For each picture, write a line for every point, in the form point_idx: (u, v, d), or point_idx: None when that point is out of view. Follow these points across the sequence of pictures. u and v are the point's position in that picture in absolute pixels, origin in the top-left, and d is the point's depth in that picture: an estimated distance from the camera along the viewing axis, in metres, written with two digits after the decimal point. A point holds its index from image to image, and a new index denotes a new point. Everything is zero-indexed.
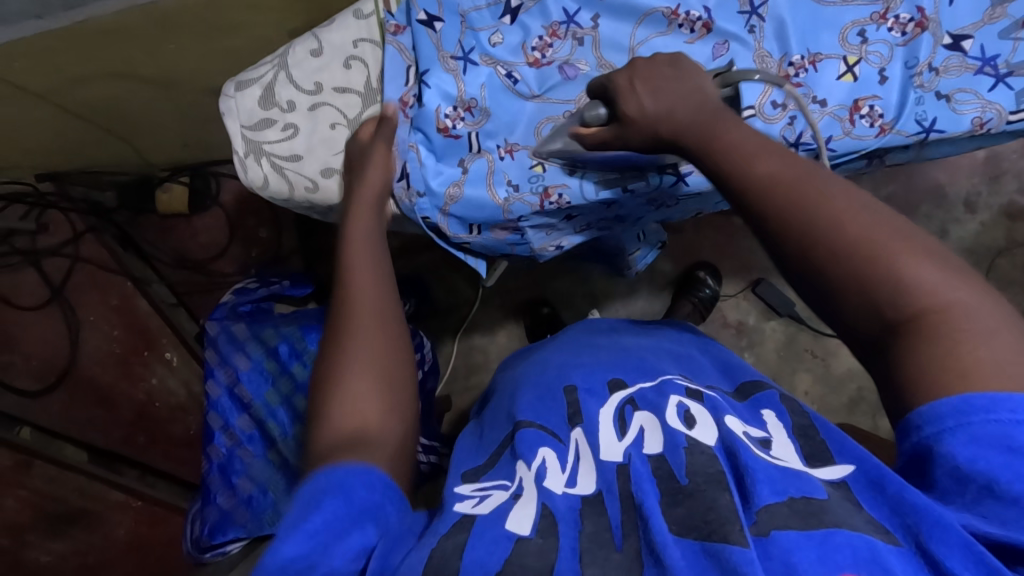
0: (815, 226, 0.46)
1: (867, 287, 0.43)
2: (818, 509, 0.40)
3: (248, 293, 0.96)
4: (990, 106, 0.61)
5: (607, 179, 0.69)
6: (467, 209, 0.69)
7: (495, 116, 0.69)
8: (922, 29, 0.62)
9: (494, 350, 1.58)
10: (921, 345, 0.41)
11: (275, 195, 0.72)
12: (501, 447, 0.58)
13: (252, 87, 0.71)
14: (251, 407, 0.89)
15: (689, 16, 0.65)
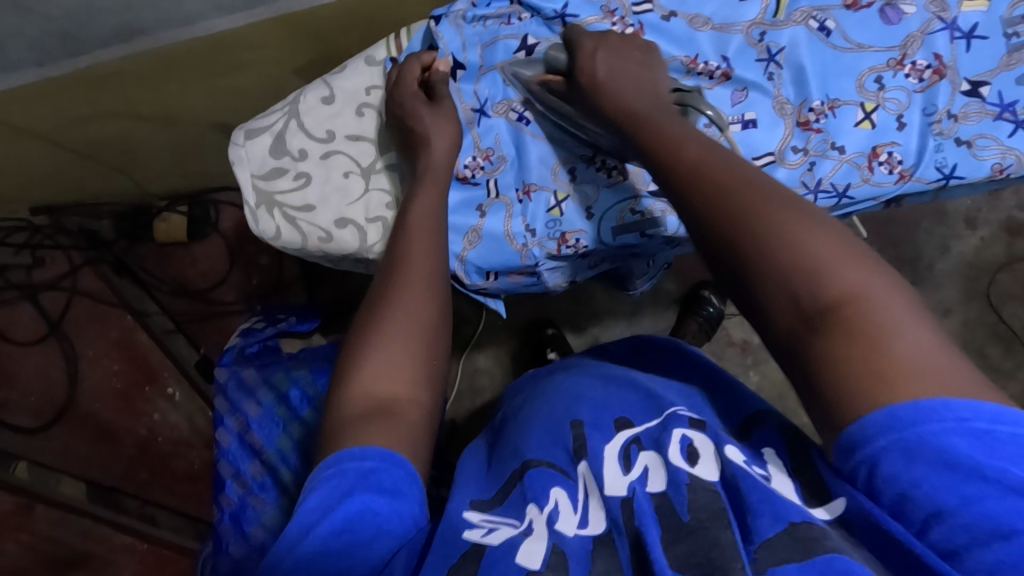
0: (731, 218, 0.46)
1: (785, 275, 0.43)
2: (819, 534, 0.38)
3: (256, 333, 0.97)
4: (1010, 152, 0.61)
5: (625, 224, 0.66)
6: (485, 255, 0.67)
7: (513, 162, 0.68)
8: (939, 76, 0.61)
9: (500, 371, 1.56)
10: (830, 334, 0.41)
11: (288, 246, 0.71)
12: (508, 484, 0.51)
13: (263, 136, 0.70)
14: (262, 453, 0.87)
15: (708, 65, 0.63)
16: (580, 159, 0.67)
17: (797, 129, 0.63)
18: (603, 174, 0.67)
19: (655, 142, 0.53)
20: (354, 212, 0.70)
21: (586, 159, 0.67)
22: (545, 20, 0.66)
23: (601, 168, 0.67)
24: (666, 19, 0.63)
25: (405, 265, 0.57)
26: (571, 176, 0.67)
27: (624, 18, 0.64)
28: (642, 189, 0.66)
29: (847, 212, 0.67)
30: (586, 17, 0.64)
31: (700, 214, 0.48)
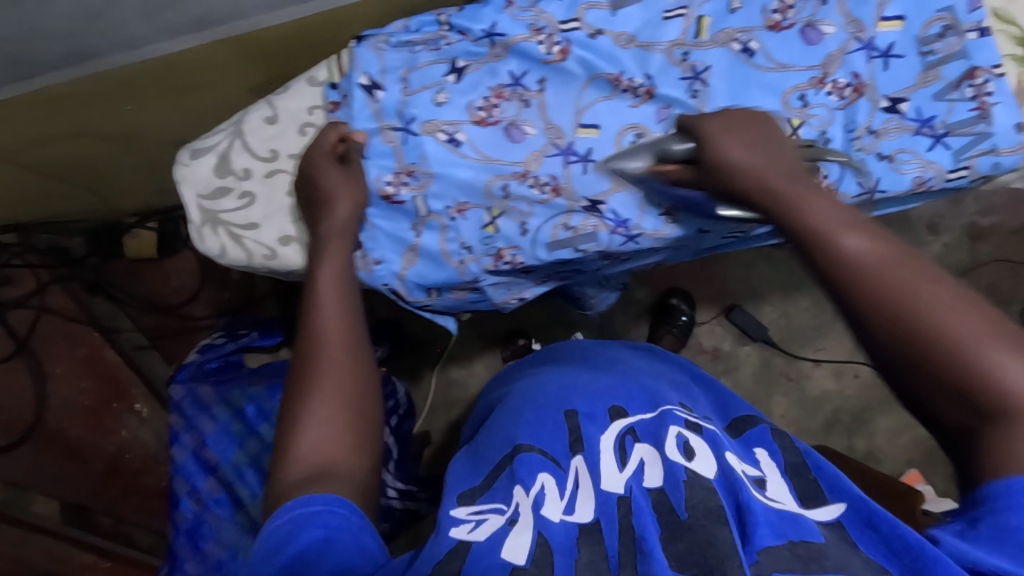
0: (864, 297, 0.48)
1: (903, 353, 0.46)
2: (819, 553, 0.41)
3: (214, 350, 0.97)
4: (929, 166, 0.64)
5: (559, 239, 0.67)
6: (423, 273, 0.69)
7: (438, 178, 0.66)
8: (858, 94, 0.64)
9: (474, 382, 1.57)
10: (953, 409, 0.44)
11: (234, 263, 0.72)
12: (498, 467, 0.55)
13: (208, 156, 0.72)
14: (218, 470, 0.89)
15: (632, 83, 0.65)
16: (512, 176, 0.66)
17: None
18: (537, 191, 0.66)
19: (796, 220, 0.54)
20: (297, 230, 0.71)
21: (518, 176, 0.66)
22: (473, 40, 0.66)
23: (534, 185, 0.66)
24: (593, 37, 0.65)
25: (324, 325, 0.58)
26: (504, 194, 0.66)
27: (551, 36, 0.65)
28: (576, 205, 0.66)
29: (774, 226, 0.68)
30: (515, 36, 0.66)
31: (838, 294, 0.50)
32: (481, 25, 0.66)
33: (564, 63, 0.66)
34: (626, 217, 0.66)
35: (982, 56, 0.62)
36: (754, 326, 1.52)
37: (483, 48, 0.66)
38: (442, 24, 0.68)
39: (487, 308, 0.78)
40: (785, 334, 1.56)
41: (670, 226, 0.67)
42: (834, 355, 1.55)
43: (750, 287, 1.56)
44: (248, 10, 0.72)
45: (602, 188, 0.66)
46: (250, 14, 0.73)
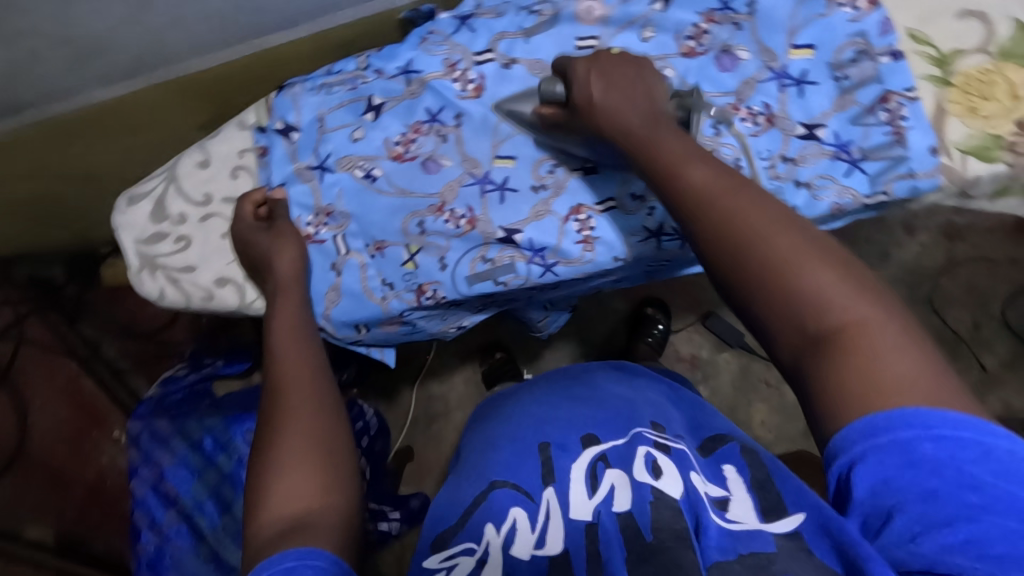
0: (726, 234, 0.47)
1: (772, 292, 0.45)
2: (766, 561, 0.42)
3: (177, 381, 1.00)
4: (847, 191, 0.65)
5: (477, 272, 0.69)
6: (347, 310, 0.71)
7: (355, 219, 0.70)
8: (769, 123, 0.66)
9: (453, 398, 1.54)
10: (803, 337, 0.43)
11: (174, 306, 0.73)
12: (466, 512, 0.52)
13: (144, 202, 0.73)
14: (177, 502, 0.91)
15: None
16: (427, 212, 0.69)
17: (634, 175, 0.67)
18: (453, 225, 0.69)
19: (672, 189, 0.51)
20: (233, 271, 0.72)
21: (433, 211, 0.69)
22: (389, 78, 0.69)
23: (449, 219, 0.69)
24: (507, 67, 0.68)
25: (283, 377, 0.58)
26: (420, 230, 0.69)
27: (465, 72, 0.68)
28: (492, 236, 0.68)
29: (697, 252, 0.69)
30: (430, 72, 0.68)
31: (718, 270, 0.48)
32: (397, 62, 0.69)
33: (479, 98, 0.68)
34: (542, 245, 0.68)
35: (895, 80, 0.64)
36: (731, 334, 1.50)
37: (402, 86, 0.69)
38: (361, 64, 0.70)
39: (423, 337, 0.80)
40: None
41: (589, 253, 0.67)
42: None
43: None
44: (176, 57, 0.76)
45: (515, 219, 0.68)
46: (178, 60, 0.77)
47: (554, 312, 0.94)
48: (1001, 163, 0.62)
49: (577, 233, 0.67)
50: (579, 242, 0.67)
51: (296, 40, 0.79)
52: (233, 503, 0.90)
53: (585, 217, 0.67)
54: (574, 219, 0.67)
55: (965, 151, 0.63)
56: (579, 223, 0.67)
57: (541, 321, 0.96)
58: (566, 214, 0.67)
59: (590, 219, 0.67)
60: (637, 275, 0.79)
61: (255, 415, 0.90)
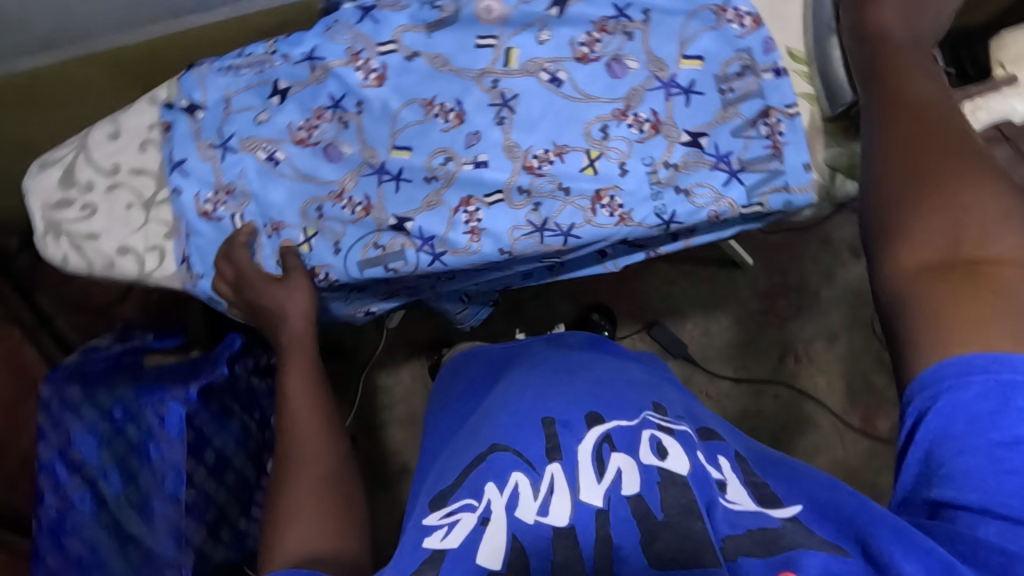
0: (913, 154, 0.52)
1: (933, 209, 0.49)
2: (776, 538, 0.46)
3: (99, 350, 1.01)
4: (724, 200, 0.66)
5: (368, 258, 0.70)
6: (240, 286, 0.73)
7: (254, 198, 0.72)
8: (654, 130, 0.67)
9: (399, 391, 1.54)
10: (935, 258, 0.48)
11: (77, 271, 0.75)
12: (469, 465, 0.57)
13: (54, 168, 0.75)
14: (83, 469, 0.92)
15: (443, 107, 0.70)
16: (326, 198, 0.71)
17: (523, 172, 0.69)
18: (349, 211, 0.71)
19: (890, 103, 0.55)
20: (135, 241, 0.74)
21: (332, 197, 0.71)
22: (295, 63, 0.71)
23: (346, 206, 0.71)
24: (409, 59, 0.70)
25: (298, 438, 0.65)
26: (318, 215, 0.71)
27: (368, 61, 0.70)
28: (384, 224, 0.70)
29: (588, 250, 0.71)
30: (334, 60, 0.71)
31: (889, 174, 0.52)
32: (303, 49, 0.71)
33: (378, 88, 0.70)
34: (431, 234, 0.70)
35: (776, 97, 0.67)
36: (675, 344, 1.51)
37: (308, 73, 0.71)
38: (269, 49, 0.72)
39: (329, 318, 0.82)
40: (706, 352, 1.55)
41: (475, 244, 0.69)
42: (756, 374, 1.53)
43: (672, 304, 1.57)
44: (98, 31, 0.76)
45: (408, 209, 0.70)
46: (101, 36, 0.78)
47: (474, 300, 0.94)
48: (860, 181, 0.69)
49: (465, 225, 0.69)
50: (466, 233, 0.69)
51: (218, 22, 0.79)
52: (138, 473, 0.92)
53: (473, 208, 0.69)
54: (463, 211, 0.69)
55: (834, 168, 0.68)
56: (467, 215, 0.69)
57: (459, 313, 0.96)
58: (456, 205, 0.69)
59: (478, 211, 0.69)
60: (540, 270, 0.81)
61: (165, 388, 0.92)
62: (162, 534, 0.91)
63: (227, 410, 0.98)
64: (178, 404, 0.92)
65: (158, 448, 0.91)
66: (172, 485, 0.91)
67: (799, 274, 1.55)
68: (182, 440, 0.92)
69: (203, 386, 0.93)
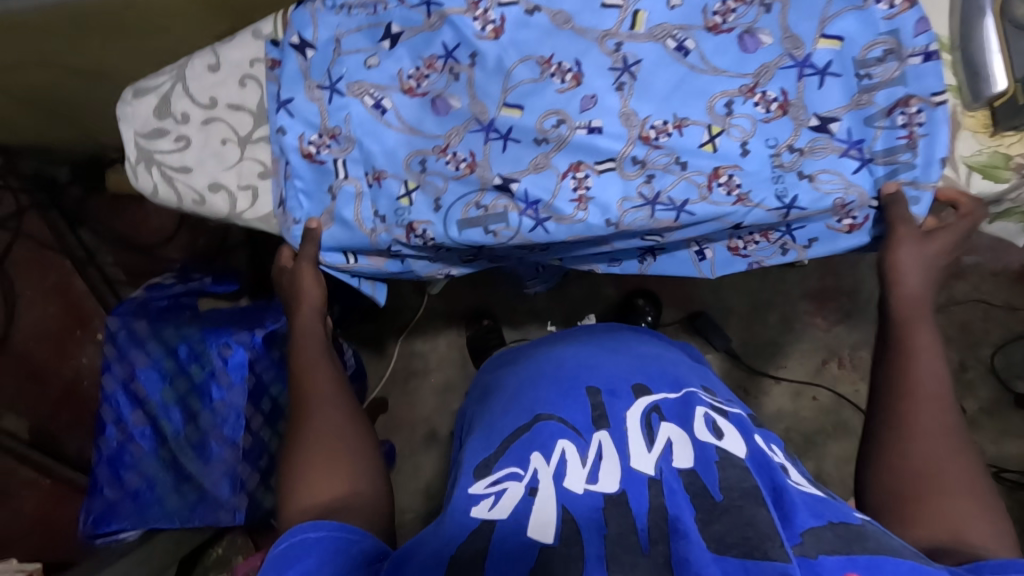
0: (897, 400, 0.56)
1: (908, 481, 0.51)
2: (859, 535, 0.43)
3: (162, 290, 0.99)
4: (852, 188, 0.64)
5: (469, 218, 0.69)
6: (337, 237, 0.71)
7: (359, 144, 0.70)
8: (782, 112, 0.65)
9: (434, 358, 1.51)
10: (910, 465, 0.52)
11: (165, 204, 0.74)
12: (517, 432, 0.56)
13: (149, 96, 0.73)
14: (145, 404, 0.92)
15: (561, 67, 0.67)
16: (430, 151, 0.69)
17: (638, 143, 0.66)
18: (453, 166, 0.69)
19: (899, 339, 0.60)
20: (228, 178, 0.73)
21: (437, 151, 0.69)
22: (410, 7, 0.68)
23: (451, 161, 0.69)
24: (530, 13, 0.67)
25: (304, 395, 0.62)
26: (421, 168, 0.69)
27: (488, 12, 0.67)
28: (489, 183, 0.68)
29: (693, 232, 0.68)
30: (451, 7, 0.67)
31: (894, 396, 0.57)
32: None
33: (495, 41, 0.67)
34: (537, 198, 0.67)
35: (918, 84, 0.63)
36: (718, 337, 1.48)
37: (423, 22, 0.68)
38: None
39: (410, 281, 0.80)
40: (749, 347, 1.52)
41: (581, 213, 0.67)
42: (797, 375, 1.50)
43: (719, 296, 1.54)
44: None
45: (513, 169, 0.68)
46: None
47: (547, 278, 0.91)
48: (1006, 182, 0.62)
49: (572, 191, 0.67)
50: (574, 200, 0.67)
51: None
52: (198, 413, 0.91)
53: (582, 175, 0.67)
54: (571, 176, 0.67)
55: (971, 167, 0.63)
56: (576, 181, 0.67)
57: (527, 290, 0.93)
58: (565, 170, 0.67)
59: (588, 178, 0.67)
60: (632, 254, 0.77)
61: (231, 330, 0.91)
62: (218, 475, 0.91)
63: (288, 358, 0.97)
64: (243, 348, 0.91)
65: (220, 390, 0.91)
66: (231, 428, 0.91)
67: (852, 278, 1.52)
68: (244, 384, 0.91)
69: (268, 333, 0.92)
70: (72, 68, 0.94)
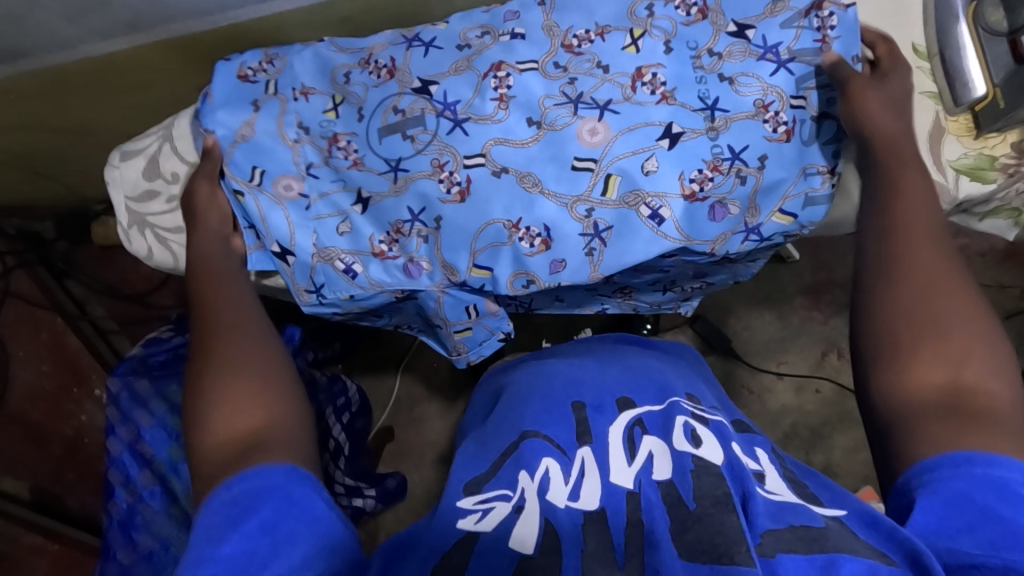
0: (893, 249, 0.54)
1: (906, 327, 0.50)
2: (820, 535, 0.40)
3: (161, 344, 0.98)
4: (771, 89, 0.64)
5: (388, 123, 0.69)
6: (245, 155, 0.70)
7: (289, 66, 0.72)
8: (701, 16, 0.66)
9: (437, 385, 1.48)
10: (904, 319, 0.50)
11: (162, 266, 0.73)
12: (501, 458, 0.53)
13: (137, 159, 0.72)
14: (152, 463, 0.90)
15: (504, 79, 0.67)
16: (355, 65, 0.71)
17: (561, 50, 0.68)
18: (374, 75, 0.70)
19: (883, 185, 0.58)
20: None
21: (361, 64, 0.71)
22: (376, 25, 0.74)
23: (372, 70, 0.70)
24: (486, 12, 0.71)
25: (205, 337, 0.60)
26: (346, 80, 0.71)
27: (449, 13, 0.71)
28: (408, 86, 0.69)
29: (624, 140, 0.66)
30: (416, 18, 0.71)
31: (894, 245, 0.54)
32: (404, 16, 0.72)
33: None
34: (455, 99, 0.68)
35: None
36: (718, 338, 1.49)
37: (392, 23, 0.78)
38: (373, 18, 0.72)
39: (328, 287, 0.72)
40: (749, 346, 1.53)
41: (502, 112, 0.67)
42: (798, 369, 1.51)
43: (714, 299, 1.55)
44: (181, 14, 0.73)
45: (433, 72, 0.69)
46: (183, 19, 0.74)
47: (484, 314, 0.72)
48: (993, 183, 0.62)
49: (494, 91, 0.67)
50: (494, 99, 0.67)
51: (302, 7, 0.75)
52: None
53: (504, 74, 0.67)
54: (493, 76, 0.67)
55: (958, 171, 0.63)
56: (497, 81, 0.67)
57: (453, 334, 0.74)
58: (485, 70, 0.68)
59: (509, 77, 0.67)
60: (575, 246, 0.67)
61: None
62: None
63: None
64: None
65: None
66: None
67: (842, 271, 1.54)
68: None
69: None
70: (55, 129, 0.93)
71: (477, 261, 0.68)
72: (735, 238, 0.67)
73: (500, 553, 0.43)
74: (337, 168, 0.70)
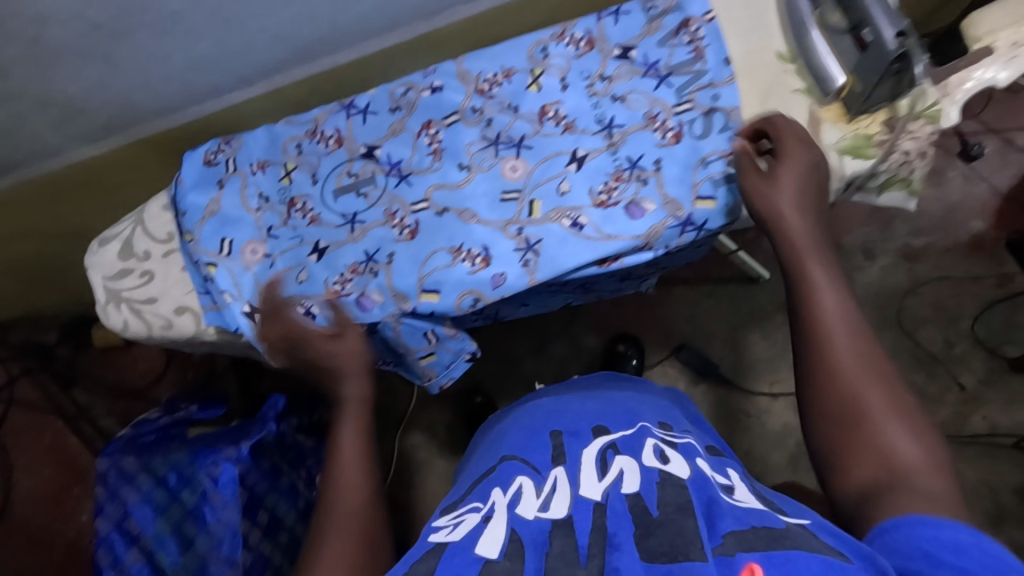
0: (817, 348, 0.52)
1: (841, 420, 0.48)
2: (780, 536, 0.39)
3: (150, 423, 1.03)
4: (657, 102, 0.73)
5: (343, 185, 0.77)
6: (213, 224, 0.77)
7: (246, 144, 0.81)
8: (590, 47, 0.76)
9: (433, 445, 1.48)
10: (838, 426, 0.49)
11: (136, 335, 0.79)
12: (483, 479, 0.56)
13: (113, 243, 0.80)
14: (139, 539, 0.92)
15: (434, 135, 0.77)
16: (304, 136, 0.80)
17: (476, 95, 0.77)
18: (323, 144, 0.79)
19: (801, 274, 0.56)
20: (191, 300, 0.78)
21: (309, 134, 0.80)
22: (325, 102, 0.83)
23: (321, 140, 0.79)
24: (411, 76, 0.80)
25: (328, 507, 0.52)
26: (298, 151, 0.80)
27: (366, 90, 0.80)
28: (356, 153, 0.78)
29: (543, 164, 0.74)
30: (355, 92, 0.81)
31: (819, 341, 0.52)
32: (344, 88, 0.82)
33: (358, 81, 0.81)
34: (398, 158, 0.77)
35: (694, 7, 0.74)
36: (708, 366, 1.44)
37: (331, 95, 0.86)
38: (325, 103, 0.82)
39: None
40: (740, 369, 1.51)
41: (437, 163, 0.76)
42: None
43: (697, 327, 1.50)
44: (150, 115, 0.83)
45: (375, 137, 0.78)
46: (150, 119, 0.84)
47: (444, 338, 0.76)
48: (872, 158, 0.68)
49: (428, 147, 0.76)
50: (429, 154, 0.76)
51: (253, 96, 0.86)
52: (194, 539, 0.91)
53: (434, 131, 0.77)
54: (425, 135, 0.77)
55: (840, 151, 0.69)
56: (430, 138, 0.77)
57: (419, 361, 0.78)
58: (418, 130, 0.77)
59: (438, 133, 0.76)
60: (511, 259, 0.71)
61: (218, 450, 0.93)
62: None
63: (277, 469, 0.99)
64: (231, 465, 0.92)
65: (213, 510, 0.91)
66: (229, 547, 0.89)
67: None
68: (237, 499, 0.92)
69: (253, 444, 0.96)
70: (50, 235, 1.03)
71: (424, 284, 0.72)
72: (670, 231, 0.70)
73: (465, 558, 0.42)
74: (296, 228, 0.77)
